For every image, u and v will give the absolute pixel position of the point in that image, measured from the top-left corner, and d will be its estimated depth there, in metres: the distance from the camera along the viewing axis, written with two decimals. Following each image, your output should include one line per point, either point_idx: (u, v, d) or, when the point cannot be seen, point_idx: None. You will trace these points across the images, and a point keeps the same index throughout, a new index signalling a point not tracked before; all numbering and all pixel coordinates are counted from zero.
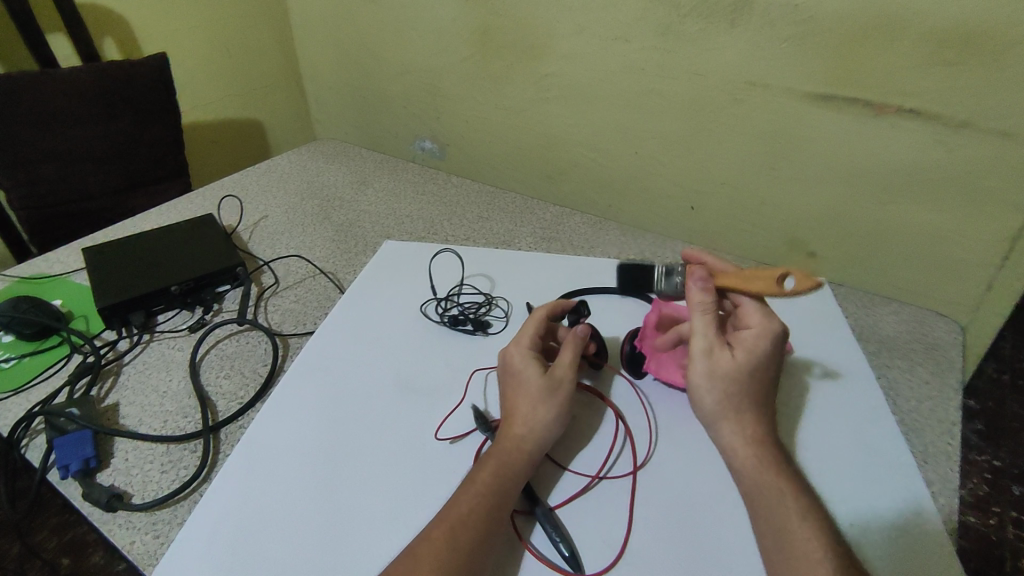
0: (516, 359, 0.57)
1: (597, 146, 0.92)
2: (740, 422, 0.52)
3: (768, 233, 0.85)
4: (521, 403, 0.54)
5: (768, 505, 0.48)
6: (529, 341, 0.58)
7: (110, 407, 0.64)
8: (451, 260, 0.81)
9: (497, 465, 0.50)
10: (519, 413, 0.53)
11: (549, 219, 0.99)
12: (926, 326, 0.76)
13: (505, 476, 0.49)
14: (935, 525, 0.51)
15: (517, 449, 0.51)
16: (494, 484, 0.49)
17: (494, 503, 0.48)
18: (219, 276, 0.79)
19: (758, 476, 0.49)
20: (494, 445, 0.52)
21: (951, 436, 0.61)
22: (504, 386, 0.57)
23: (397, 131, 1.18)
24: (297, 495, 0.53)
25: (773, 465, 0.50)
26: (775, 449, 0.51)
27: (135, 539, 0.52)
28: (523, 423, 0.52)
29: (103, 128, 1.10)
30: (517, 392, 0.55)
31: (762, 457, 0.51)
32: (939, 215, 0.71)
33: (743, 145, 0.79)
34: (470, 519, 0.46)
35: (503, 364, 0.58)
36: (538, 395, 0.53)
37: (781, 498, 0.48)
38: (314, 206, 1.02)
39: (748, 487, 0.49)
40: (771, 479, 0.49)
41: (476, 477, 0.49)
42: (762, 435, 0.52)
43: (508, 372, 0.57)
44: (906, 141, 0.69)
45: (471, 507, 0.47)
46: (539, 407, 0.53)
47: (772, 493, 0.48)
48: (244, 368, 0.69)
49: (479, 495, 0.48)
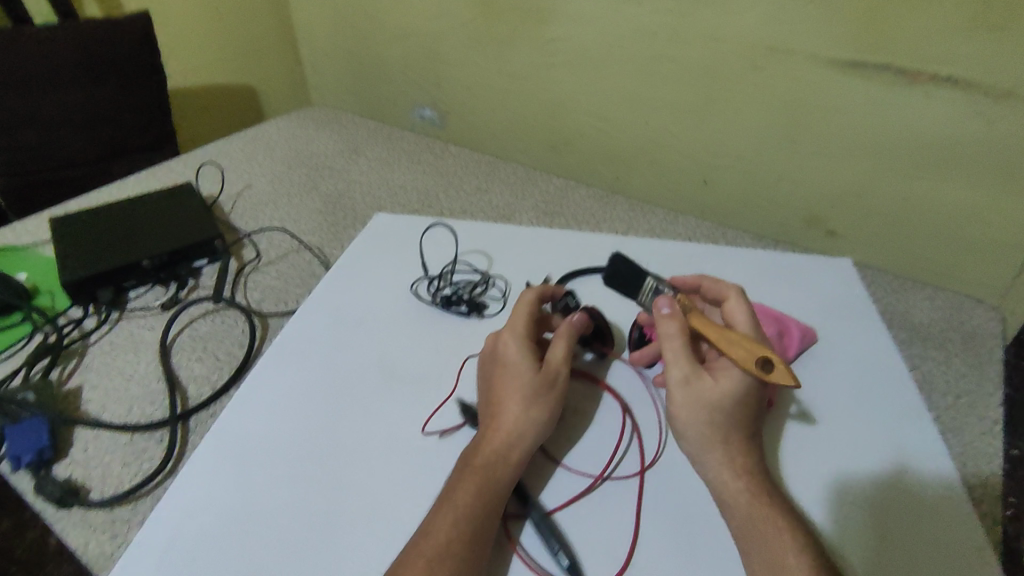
0: (508, 353, 0.50)
1: (603, 115, 0.85)
2: (728, 453, 0.46)
3: (788, 211, 0.78)
4: (509, 405, 0.47)
5: (763, 549, 0.41)
6: (524, 332, 0.51)
7: (72, 392, 0.60)
8: (446, 235, 0.75)
9: (480, 479, 0.44)
10: (507, 417, 0.47)
11: (552, 192, 0.92)
12: (964, 313, 0.70)
13: (489, 494, 0.43)
14: (977, 540, 0.45)
15: (503, 455, 0.45)
16: (477, 503, 0.43)
17: (477, 526, 0.42)
18: (195, 249, 0.73)
19: (750, 515, 0.43)
20: (475, 455, 0.45)
21: (993, 436, 0.57)
22: (489, 383, 0.50)
23: (392, 98, 1.09)
24: (266, 494, 0.48)
25: (767, 501, 0.44)
26: (769, 482, 0.45)
27: (90, 539, 0.48)
28: (511, 430, 0.46)
29: (84, 92, 1.03)
30: (506, 391, 0.48)
31: (755, 492, 0.44)
32: (980, 193, 0.64)
33: (762, 115, 0.72)
34: (450, 551, 0.40)
35: (489, 357, 0.52)
36: (529, 397, 0.48)
37: (778, 541, 0.41)
38: (302, 175, 0.96)
39: (739, 526, 0.43)
40: (768, 517, 0.43)
41: (455, 496, 0.43)
42: (755, 468, 0.45)
43: (495, 367, 0.50)
44: (945, 112, 0.62)
45: (451, 535, 0.41)
46: (530, 406, 0.47)
47: (767, 535, 0.42)
48: (219, 350, 0.64)
49: (461, 519, 0.42)
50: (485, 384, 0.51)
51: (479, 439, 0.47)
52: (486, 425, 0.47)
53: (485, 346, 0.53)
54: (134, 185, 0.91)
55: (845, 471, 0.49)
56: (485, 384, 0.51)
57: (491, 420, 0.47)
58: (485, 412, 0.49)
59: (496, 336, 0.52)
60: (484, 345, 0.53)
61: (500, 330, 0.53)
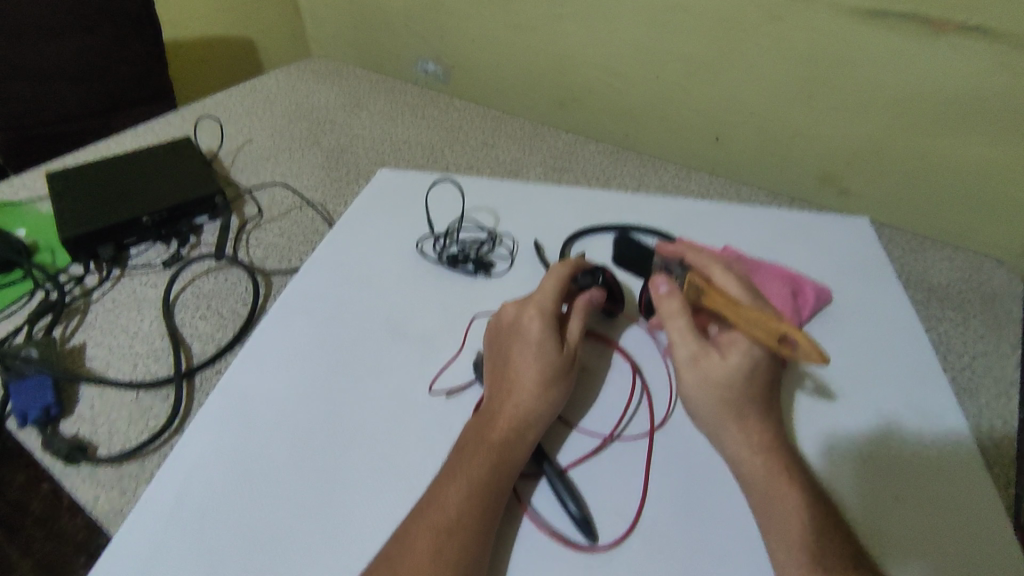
0: (534, 327, 0.48)
1: (613, 68, 0.82)
2: (744, 429, 0.45)
3: (803, 169, 0.76)
4: (529, 384, 0.46)
5: (778, 522, 0.40)
6: (553, 308, 0.50)
7: (76, 349, 0.60)
8: (451, 191, 0.73)
9: (495, 455, 0.43)
10: (526, 396, 0.45)
11: (560, 147, 0.90)
12: (983, 273, 0.69)
13: (504, 470, 0.42)
14: (990, 502, 0.45)
15: (516, 434, 0.44)
16: (490, 478, 0.42)
17: (488, 502, 0.41)
18: (195, 206, 0.72)
19: (767, 489, 0.42)
20: (490, 429, 0.44)
21: (1009, 398, 0.56)
22: (507, 356, 0.48)
23: (395, 51, 1.05)
24: (273, 450, 0.47)
25: (785, 475, 0.42)
26: (788, 456, 0.44)
27: (100, 495, 0.48)
28: (529, 410, 0.45)
29: (77, 41, 0.99)
30: (526, 369, 0.47)
31: (771, 465, 0.43)
32: (1004, 150, 0.62)
33: (778, 68, 0.69)
34: (460, 524, 0.39)
35: (512, 327, 0.50)
36: (549, 379, 0.47)
37: (794, 514, 0.40)
38: (303, 129, 0.93)
39: (756, 500, 0.42)
40: (784, 491, 0.42)
41: (467, 470, 0.42)
42: (772, 443, 0.44)
43: (517, 339, 0.49)
44: (970, 64, 0.59)
45: (461, 508, 0.40)
46: (548, 388, 0.46)
47: (785, 508, 0.41)
48: (222, 308, 0.64)
49: (472, 492, 0.41)
50: (503, 355, 0.49)
51: (494, 413, 0.45)
52: (502, 399, 0.46)
53: (507, 314, 0.51)
54: (132, 139, 0.89)
55: (858, 432, 0.48)
56: (503, 354, 0.49)
57: (508, 395, 0.46)
58: (501, 384, 0.47)
59: (522, 307, 0.50)
60: (505, 312, 0.51)
61: (526, 300, 0.51)
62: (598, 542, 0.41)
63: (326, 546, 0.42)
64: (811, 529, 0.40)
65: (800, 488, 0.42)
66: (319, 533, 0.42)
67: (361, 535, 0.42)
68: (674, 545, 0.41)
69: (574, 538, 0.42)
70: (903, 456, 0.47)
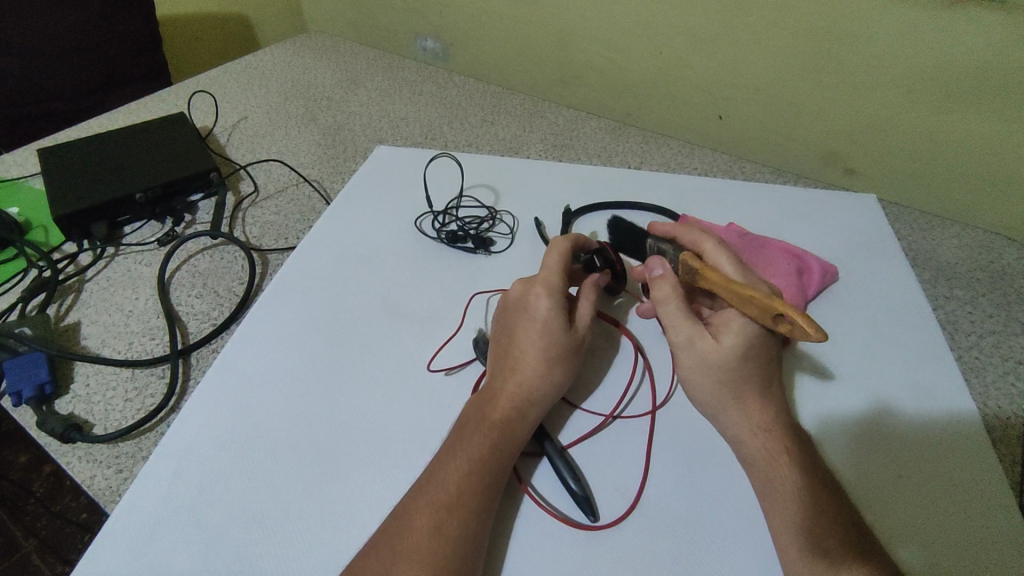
0: (540, 305, 0.47)
1: (614, 42, 0.80)
2: (745, 409, 0.44)
3: (809, 147, 0.74)
4: (532, 363, 0.45)
5: (779, 501, 0.40)
6: (559, 287, 0.49)
7: (70, 327, 0.59)
8: (450, 167, 0.72)
9: (497, 434, 0.42)
10: (530, 375, 0.45)
11: (562, 124, 0.88)
12: (992, 251, 0.67)
13: (506, 448, 0.42)
14: (996, 481, 0.44)
15: (519, 412, 0.43)
16: (491, 456, 0.41)
17: (488, 481, 0.40)
18: (190, 183, 0.71)
19: (769, 470, 0.41)
20: (491, 408, 0.43)
21: (1017, 376, 0.55)
22: (511, 334, 0.48)
23: (392, 26, 1.03)
24: (269, 428, 0.47)
25: (788, 455, 0.42)
26: (791, 436, 0.43)
27: (96, 473, 0.47)
28: (532, 389, 0.44)
29: (67, 15, 0.98)
30: (530, 348, 0.46)
31: (773, 446, 0.42)
32: (1016, 125, 0.60)
33: (784, 42, 0.67)
34: (459, 502, 0.38)
35: (517, 305, 0.49)
36: (554, 359, 0.46)
37: (795, 494, 0.40)
38: (300, 106, 0.92)
39: (758, 481, 0.41)
40: (786, 471, 0.41)
41: (467, 448, 0.41)
42: (775, 423, 0.43)
43: (522, 318, 0.48)
44: (983, 36, 0.57)
45: (461, 486, 0.39)
46: (554, 367, 0.46)
47: (786, 489, 0.40)
48: (218, 286, 0.63)
49: (472, 471, 0.40)
50: (507, 334, 0.48)
51: (496, 391, 0.45)
52: (505, 377, 0.45)
53: (512, 292, 0.50)
54: (126, 116, 0.88)
55: (863, 411, 0.48)
56: (507, 333, 0.48)
57: (511, 374, 0.45)
58: (504, 363, 0.46)
59: (528, 285, 0.49)
60: (510, 291, 0.50)
61: (532, 279, 0.50)
62: (599, 520, 0.41)
63: (323, 524, 0.41)
64: (814, 509, 0.39)
65: (803, 468, 0.41)
66: (315, 511, 0.42)
67: (359, 513, 0.42)
68: (674, 523, 0.41)
69: (574, 517, 0.41)
70: (908, 436, 0.46)
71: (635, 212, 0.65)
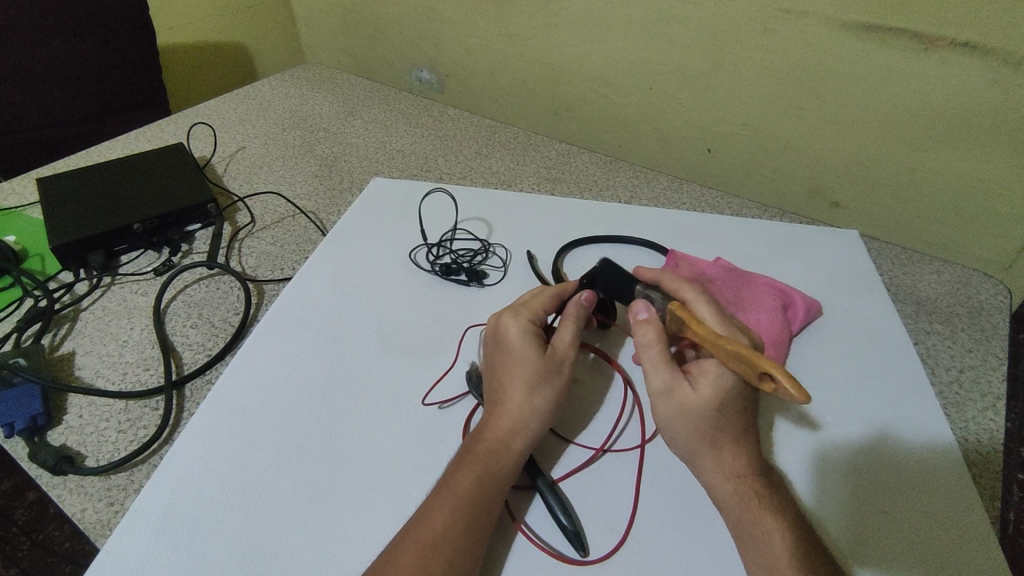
0: (512, 337, 0.48)
1: (607, 79, 0.82)
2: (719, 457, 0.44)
3: (794, 181, 0.76)
4: (516, 391, 0.46)
5: (758, 544, 0.40)
6: (530, 315, 0.50)
7: (65, 357, 0.59)
8: (443, 201, 0.74)
9: (481, 470, 0.42)
10: (511, 407, 0.45)
11: (554, 157, 0.90)
12: (971, 287, 0.69)
13: (489, 482, 0.42)
14: (980, 517, 0.45)
15: (502, 446, 0.44)
16: (476, 491, 0.41)
17: (476, 515, 0.40)
18: (187, 215, 0.72)
19: (743, 516, 0.42)
20: (477, 442, 0.44)
21: (996, 412, 0.56)
22: (493, 368, 0.49)
23: (390, 59, 1.05)
24: (262, 461, 0.47)
25: (767, 496, 0.42)
26: (764, 481, 0.43)
27: (87, 506, 0.47)
28: (515, 420, 0.45)
29: (69, 48, 0.99)
30: (511, 378, 0.47)
31: (746, 490, 0.42)
32: (992, 167, 0.62)
33: (769, 83, 0.70)
34: (445, 542, 0.39)
35: (493, 339, 0.50)
36: (538, 385, 0.46)
37: (771, 538, 0.40)
38: (298, 137, 0.94)
39: (734, 526, 0.42)
40: (760, 516, 0.41)
41: (453, 483, 0.42)
42: (746, 469, 0.43)
43: (499, 350, 0.49)
44: (954, 81, 0.59)
45: (447, 523, 0.40)
46: (534, 394, 0.46)
47: (762, 533, 0.40)
48: (213, 317, 0.63)
49: (459, 507, 0.40)
50: (489, 370, 0.49)
51: (482, 426, 0.46)
52: (490, 412, 0.46)
53: (488, 328, 0.51)
54: (125, 146, 0.89)
55: (844, 446, 0.49)
56: (489, 371, 0.49)
57: (495, 407, 0.46)
58: (490, 397, 0.47)
59: (500, 319, 0.50)
60: (487, 327, 0.51)
61: (505, 311, 0.51)
62: (587, 555, 0.41)
63: (316, 558, 0.42)
64: (791, 554, 0.39)
65: (775, 514, 0.41)
66: (306, 546, 0.42)
67: (349, 551, 0.42)
68: (661, 560, 0.41)
69: (563, 552, 0.42)
70: (888, 473, 0.47)
71: (624, 247, 0.67)
